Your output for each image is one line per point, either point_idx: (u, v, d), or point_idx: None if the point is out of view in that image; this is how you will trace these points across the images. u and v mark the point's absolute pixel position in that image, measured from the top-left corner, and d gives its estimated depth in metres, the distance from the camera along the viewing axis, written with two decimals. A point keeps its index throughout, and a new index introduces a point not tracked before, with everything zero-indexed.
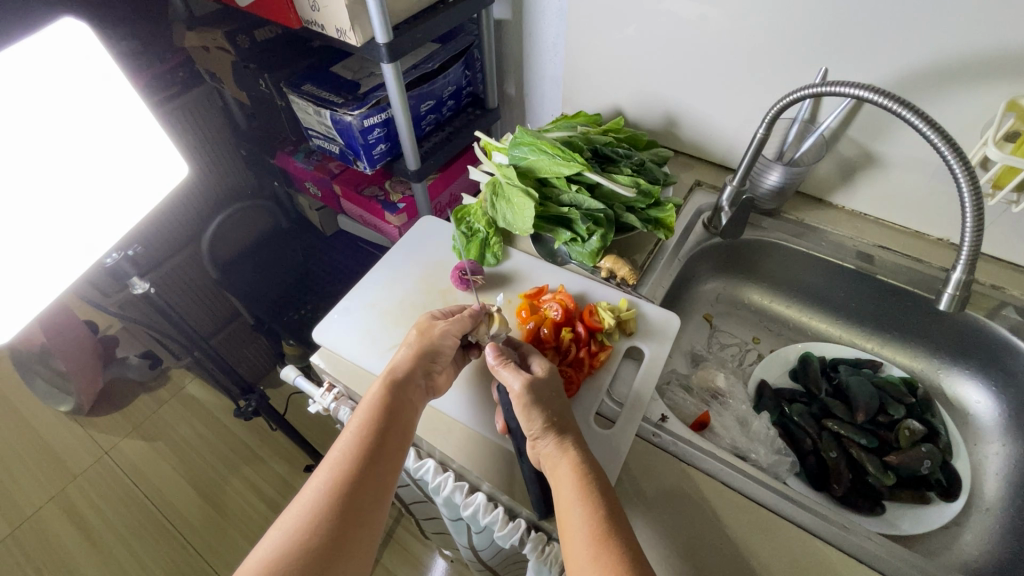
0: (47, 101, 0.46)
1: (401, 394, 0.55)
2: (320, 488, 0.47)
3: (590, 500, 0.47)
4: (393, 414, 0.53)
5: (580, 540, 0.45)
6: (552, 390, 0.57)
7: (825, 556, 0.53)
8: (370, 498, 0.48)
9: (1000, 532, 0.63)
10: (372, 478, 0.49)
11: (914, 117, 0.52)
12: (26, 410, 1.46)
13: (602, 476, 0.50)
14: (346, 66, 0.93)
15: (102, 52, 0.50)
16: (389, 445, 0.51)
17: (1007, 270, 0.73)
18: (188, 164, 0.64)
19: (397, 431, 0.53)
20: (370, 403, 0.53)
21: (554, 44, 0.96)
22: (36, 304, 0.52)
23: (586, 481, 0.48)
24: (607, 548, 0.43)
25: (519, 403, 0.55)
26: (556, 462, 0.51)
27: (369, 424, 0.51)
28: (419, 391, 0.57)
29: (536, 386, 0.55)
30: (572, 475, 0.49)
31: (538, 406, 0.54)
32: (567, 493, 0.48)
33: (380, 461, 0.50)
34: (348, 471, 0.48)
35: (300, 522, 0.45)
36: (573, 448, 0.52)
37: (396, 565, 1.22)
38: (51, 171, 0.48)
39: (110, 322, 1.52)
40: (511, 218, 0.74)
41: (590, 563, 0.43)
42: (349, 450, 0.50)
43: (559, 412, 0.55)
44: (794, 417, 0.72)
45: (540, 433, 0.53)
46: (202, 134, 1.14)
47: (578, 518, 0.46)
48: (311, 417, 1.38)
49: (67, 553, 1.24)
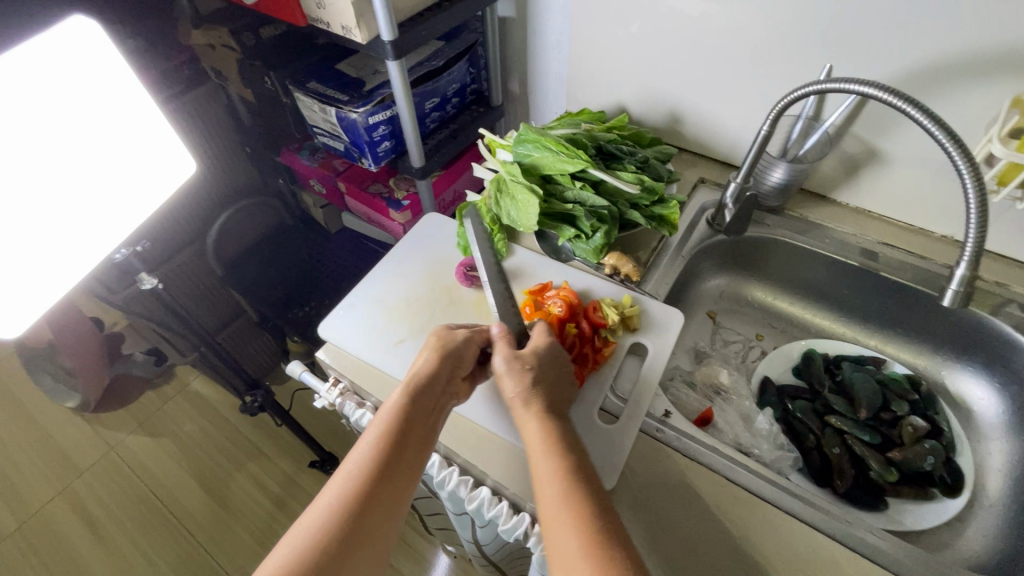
0: (55, 100, 0.47)
1: (422, 400, 0.55)
2: (333, 498, 0.47)
3: (561, 465, 0.47)
4: (412, 422, 0.53)
5: (548, 505, 0.45)
6: (544, 361, 0.57)
7: (829, 550, 0.53)
8: (382, 507, 0.48)
9: (1003, 528, 0.64)
10: (386, 488, 0.49)
11: (918, 113, 0.52)
12: (33, 406, 1.47)
13: (577, 450, 0.50)
14: (351, 64, 0.93)
15: (111, 50, 0.50)
16: (407, 454, 0.51)
17: (1011, 266, 0.73)
18: (195, 162, 0.65)
19: (414, 438, 0.53)
20: (390, 410, 0.53)
21: (558, 42, 0.96)
22: (45, 300, 0.53)
23: (560, 451, 0.49)
24: (575, 512, 0.43)
25: (497, 375, 0.56)
26: (529, 431, 0.52)
27: (388, 431, 0.52)
28: (441, 398, 0.57)
29: (518, 356, 0.56)
30: (543, 441, 0.50)
31: (512, 374, 0.55)
32: (538, 460, 0.49)
33: (396, 470, 0.50)
34: (363, 481, 0.48)
35: (312, 535, 0.45)
36: (547, 417, 0.52)
37: (399, 560, 1.23)
38: (59, 167, 0.49)
39: (115, 319, 1.53)
40: (516, 215, 0.74)
41: (560, 523, 0.43)
42: (365, 457, 0.50)
43: (545, 383, 0.55)
44: (797, 413, 0.72)
45: (515, 402, 0.54)
46: (207, 132, 1.14)
47: (548, 480, 0.46)
48: (316, 413, 1.39)
49: (74, 547, 1.25)
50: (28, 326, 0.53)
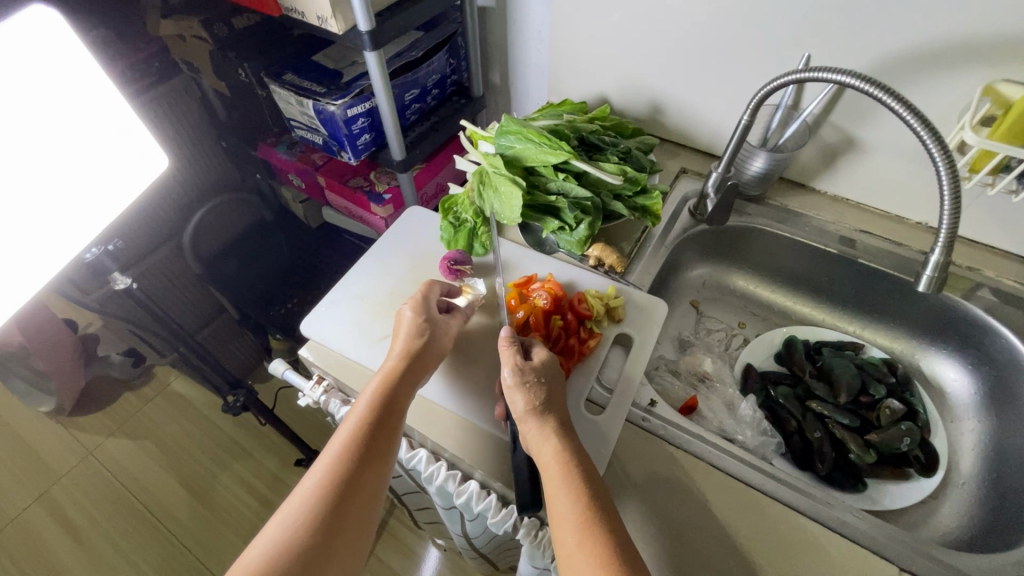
0: (12, 95, 0.45)
1: (397, 385, 0.56)
2: (313, 487, 0.49)
3: (574, 486, 0.48)
4: (388, 406, 0.55)
5: (562, 525, 0.46)
6: (549, 377, 0.57)
7: (811, 533, 0.54)
8: (362, 501, 0.49)
9: (976, 505, 0.66)
10: (366, 479, 0.50)
11: (894, 102, 0.53)
12: (4, 411, 1.42)
13: (587, 462, 0.51)
14: (328, 55, 0.91)
15: (76, 42, 0.48)
16: (383, 439, 0.53)
17: (982, 251, 0.75)
18: (168, 157, 0.63)
19: (392, 426, 0.54)
20: (371, 397, 0.55)
21: (539, 32, 0.95)
22: (4, 307, 0.51)
23: (570, 466, 0.50)
24: (590, 532, 0.45)
25: (506, 389, 0.56)
26: (538, 444, 0.52)
27: (364, 420, 0.53)
28: (416, 381, 0.58)
29: (531, 372, 0.56)
30: (554, 457, 0.50)
31: (520, 388, 0.55)
32: (551, 476, 0.50)
33: (370, 462, 0.51)
34: (340, 473, 0.50)
35: (301, 513, 0.47)
36: (556, 432, 0.53)
37: (389, 555, 1.23)
38: (22, 163, 0.47)
39: (90, 321, 1.50)
40: (499, 208, 0.73)
41: (574, 548, 0.44)
42: (344, 443, 0.52)
43: (551, 398, 0.55)
44: (779, 399, 0.74)
45: (524, 416, 0.54)
46: (180, 127, 1.11)
47: (562, 501, 0.47)
48: (301, 411, 1.38)
49: (54, 555, 1.22)
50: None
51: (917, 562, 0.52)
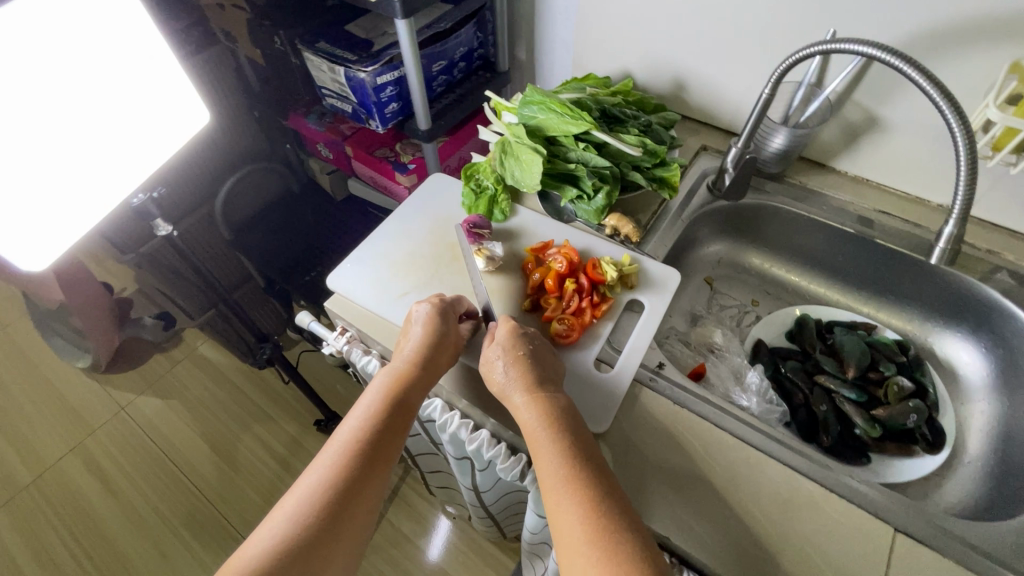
0: (74, 41, 0.48)
1: (408, 384, 0.57)
2: (318, 479, 0.50)
3: (559, 446, 0.49)
4: (398, 404, 0.55)
5: (548, 484, 0.47)
6: (528, 345, 0.58)
7: (808, 491, 0.56)
8: (363, 498, 0.50)
9: (980, 482, 0.67)
10: (371, 470, 0.51)
11: (917, 75, 0.54)
12: (44, 366, 1.51)
13: (575, 425, 0.52)
14: (359, 25, 0.93)
15: (138, 9, 0.52)
16: (390, 436, 0.54)
17: (1003, 235, 0.75)
18: (209, 113, 0.66)
19: (400, 423, 0.55)
20: (380, 392, 0.56)
21: (565, 9, 0.97)
22: (61, 241, 0.56)
23: (556, 430, 0.50)
24: (575, 488, 0.46)
25: (485, 364, 0.58)
26: (520, 413, 0.53)
27: (373, 413, 0.54)
28: (427, 383, 0.58)
29: (494, 347, 0.58)
30: (538, 420, 0.51)
31: (497, 363, 0.56)
32: (536, 438, 0.50)
33: (377, 456, 0.52)
34: (346, 462, 0.51)
35: (305, 502, 0.48)
36: (537, 396, 0.53)
37: (401, 520, 1.28)
38: (79, 106, 0.51)
39: (126, 286, 1.57)
40: (520, 175, 0.77)
41: (560, 502, 0.45)
42: (352, 437, 0.52)
43: (534, 367, 0.56)
44: (787, 373, 0.75)
45: (505, 389, 0.55)
46: (215, 95, 1.16)
47: (547, 460, 0.48)
48: (321, 377, 1.43)
49: (88, 502, 1.30)
50: (38, 269, 0.55)
51: (916, 525, 0.54)
